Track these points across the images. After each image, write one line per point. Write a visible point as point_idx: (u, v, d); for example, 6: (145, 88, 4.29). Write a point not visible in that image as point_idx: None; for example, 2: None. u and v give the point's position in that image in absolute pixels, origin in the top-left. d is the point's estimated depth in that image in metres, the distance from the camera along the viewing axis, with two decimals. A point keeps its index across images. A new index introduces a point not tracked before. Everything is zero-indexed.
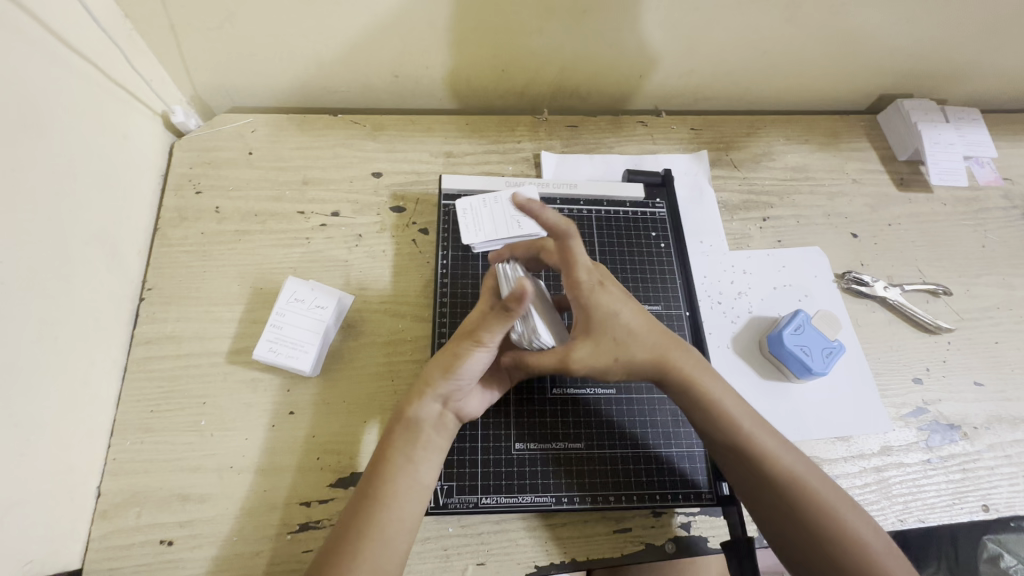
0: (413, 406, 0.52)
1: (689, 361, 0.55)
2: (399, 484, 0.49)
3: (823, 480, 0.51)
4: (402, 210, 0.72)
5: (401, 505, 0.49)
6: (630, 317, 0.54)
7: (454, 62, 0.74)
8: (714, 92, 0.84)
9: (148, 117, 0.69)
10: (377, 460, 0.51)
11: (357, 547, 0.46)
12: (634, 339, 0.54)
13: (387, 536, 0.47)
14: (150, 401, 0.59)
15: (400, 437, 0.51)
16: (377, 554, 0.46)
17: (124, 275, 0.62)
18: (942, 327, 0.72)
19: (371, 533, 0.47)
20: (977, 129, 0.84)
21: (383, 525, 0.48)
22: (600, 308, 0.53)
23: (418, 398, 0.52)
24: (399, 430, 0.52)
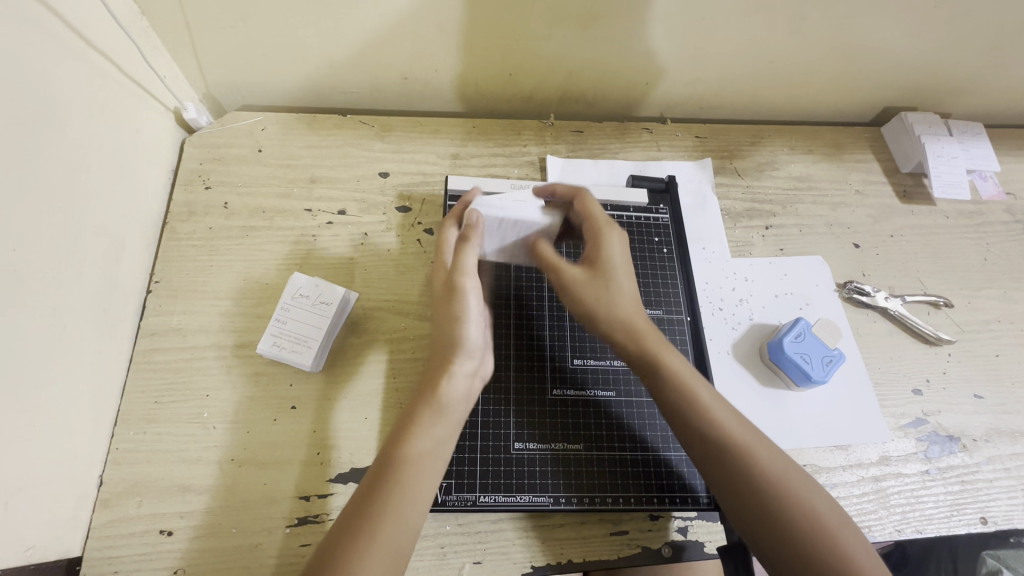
0: (440, 371, 0.52)
1: (661, 337, 0.56)
2: (426, 446, 0.50)
3: (789, 464, 0.50)
4: (408, 210, 0.73)
5: (427, 469, 0.49)
6: (625, 286, 0.58)
7: (462, 65, 0.75)
8: (720, 100, 0.85)
9: (161, 113, 0.71)
10: (402, 424, 0.51)
11: (384, 511, 0.46)
12: (616, 303, 0.57)
13: (414, 499, 0.47)
14: (154, 392, 0.59)
15: (427, 400, 0.51)
16: (405, 517, 0.46)
17: (133, 267, 0.63)
18: (943, 338, 0.72)
19: (400, 496, 0.47)
20: (980, 143, 0.84)
21: (412, 487, 0.48)
22: (599, 264, 0.59)
23: (444, 363, 0.53)
24: (425, 396, 0.52)
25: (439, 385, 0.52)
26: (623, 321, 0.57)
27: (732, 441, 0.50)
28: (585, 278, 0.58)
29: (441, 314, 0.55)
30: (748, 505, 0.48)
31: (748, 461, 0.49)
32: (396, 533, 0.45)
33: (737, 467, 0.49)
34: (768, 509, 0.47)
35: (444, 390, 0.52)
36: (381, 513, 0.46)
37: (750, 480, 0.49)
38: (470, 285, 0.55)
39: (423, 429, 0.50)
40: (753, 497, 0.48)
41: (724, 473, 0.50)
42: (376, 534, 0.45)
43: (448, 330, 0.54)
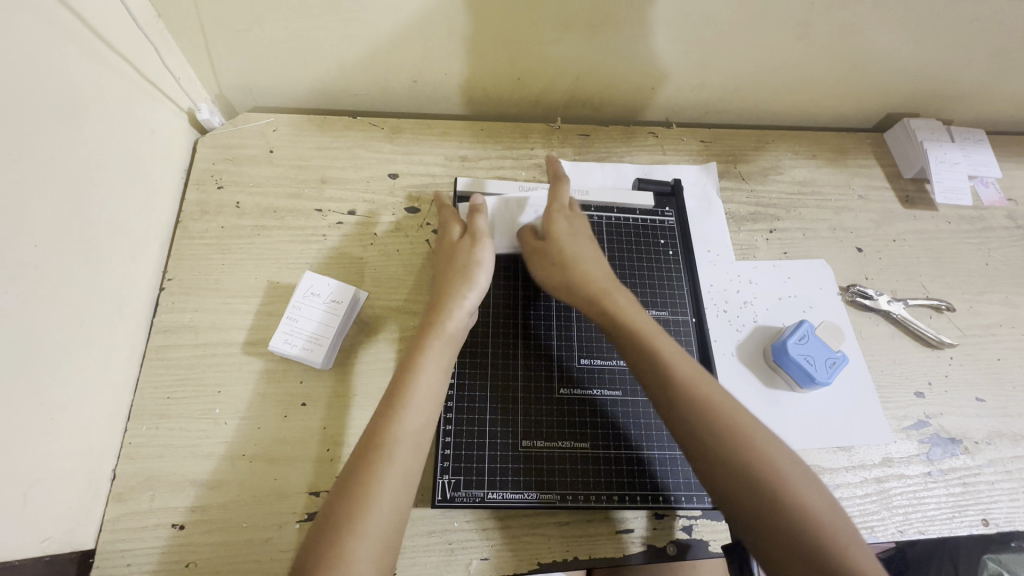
0: (442, 311, 0.59)
1: (623, 297, 0.60)
2: (426, 373, 0.54)
3: (792, 464, 0.48)
4: (417, 211, 0.74)
5: (430, 393, 0.54)
6: (581, 244, 0.64)
7: (471, 69, 0.77)
8: (724, 105, 0.86)
9: (175, 113, 0.72)
10: (408, 358, 0.55)
11: (390, 434, 0.50)
12: (575, 263, 0.63)
13: (419, 419, 0.52)
14: (167, 388, 0.60)
15: (433, 334, 0.57)
16: (412, 435, 0.51)
17: (146, 265, 0.64)
18: (945, 342, 0.73)
19: (404, 418, 0.51)
20: (982, 150, 0.85)
21: (415, 409, 0.52)
22: (555, 225, 0.65)
23: (446, 304, 0.59)
24: (426, 333, 0.57)
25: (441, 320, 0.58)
26: (586, 282, 0.61)
27: (731, 434, 0.49)
28: (543, 246, 0.65)
29: (450, 266, 0.62)
30: (746, 500, 0.46)
31: (747, 456, 0.47)
32: (408, 449, 0.50)
33: (735, 461, 0.47)
34: (767, 506, 0.45)
35: (444, 326, 0.58)
36: (387, 436, 0.50)
37: (747, 474, 0.47)
38: (487, 241, 0.64)
39: (424, 360, 0.55)
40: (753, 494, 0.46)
41: (721, 464, 0.48)
42: (383, 455, 0.49)
43: (451, 277, 0.61)
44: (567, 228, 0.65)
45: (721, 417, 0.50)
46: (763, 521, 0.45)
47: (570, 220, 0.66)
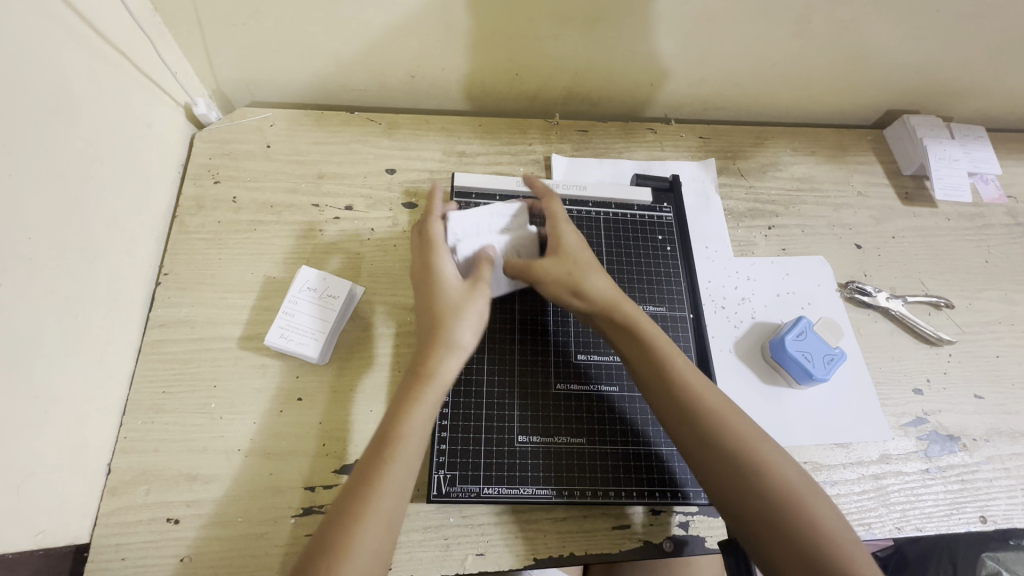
0: (434, 354, 0.53)
1: (634, 310, 0.59)
2: (416, 422, 0.51)
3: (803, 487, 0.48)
4: (414, 206, 0.74)
5: (418, 442, 0.50)
6: (590, 260, 0.61)
7: (469, 65, 0.76)
8: (723, 101, 0.85)
9: (172, 108, 0.72)
10: (398, 398, 0.52)
11: (376, 487, 0.47)
12: (590, 279, 0.59)
13: (406, 471, 0.49)
14: (162, 382, 0.60)
15: (423, 378, 0.52)
16: (397, 488, 0.48)
17: (142, 259, 0.64)
18: (943, 338, 0.72)
19: (391, 471, 0.48)
20: (982, 146, 0.85)
21: (402, 461, 0.49)
22: (564, 239, 0.61)
23: (438, 347, 0.54)
24: (416, 379, 0.53)
25: (433, 362, 0.53)
26: (600, 297, 0.59)
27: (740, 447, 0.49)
28: (557, 261, 0.60)
29: (444, 308, 0.55)
30: (758, 508, 0.47)
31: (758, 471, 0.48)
32: (392, 502, 0.47)
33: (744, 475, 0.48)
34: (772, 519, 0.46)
35: (437, 372, 0.53)
36: (373, 488, 0.47)
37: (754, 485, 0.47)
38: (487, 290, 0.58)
39: (414, 408, 0.51)
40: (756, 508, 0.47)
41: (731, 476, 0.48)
42: (368, 508, 0.46)
43: (446, 318, 0.55)
44: (575, 242, 0.62)
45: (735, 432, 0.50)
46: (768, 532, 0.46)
47: (574, 234, 0.63)
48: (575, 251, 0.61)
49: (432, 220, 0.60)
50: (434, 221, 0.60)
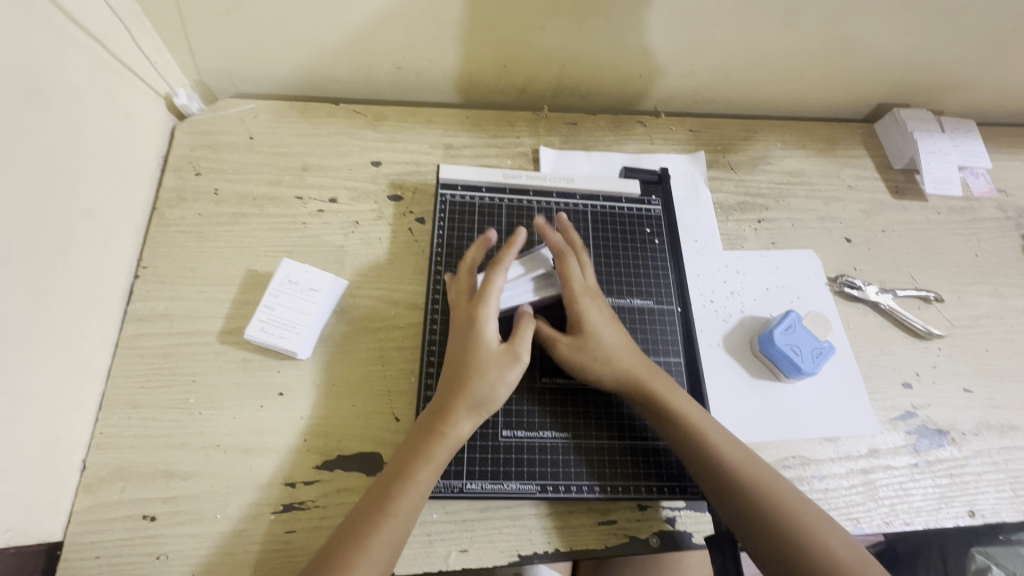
0: (451, 418, 0.53)
1: (661, 382, 0.57)
2: (421, 481, 0.51)
3: (825, 520, 0.50)
4: (400, 199, 0.73)
5: (420, 501, 0.51)
6: (613, 336, 0.59)
7: (456, 56, 0.75)
8: (713, 95, 0.85)
9: (152, 98, 0.70)
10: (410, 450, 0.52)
11: (373, 534, 0.48)
12: (613, 359, 0.57)
13: (403, 526, 0.49)
14: (140, 377, 0.59)
15: (435, 435, 0.52)
16: (393, 541, 0.48)
17: (121, 252, 0.63)
18: (933, 332, 0.72)
19: (390, 522, 0.49)
20: (972, 140, 0.85)
21: (402, 516, 0.49)
22: (585, 316, 0.58)
23: (456, 409, 0.53)
24: (429, 437, 0.52)
25: (446, 420, 0.53)
26: (623, 375, 0.57)
27: (763, 497, 0.51)
28: (577, 345, 0.58)
29: (473, 370, 0.54)
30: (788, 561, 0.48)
31: (784, 516, 0.50)
32: (388, 553, 0.48)
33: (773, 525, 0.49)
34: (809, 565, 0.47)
35: (450, 435, 0.52)
36: (372, 537, 0.48)
37: (784, 535, 0.49)
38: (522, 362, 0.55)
39: (424, 468, 0.51)
40: (792, 557, 0.48)
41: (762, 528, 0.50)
42: (363, 555, 0.47)
43: (470, 380, 0.53)
44: (598, 317, 0.59)
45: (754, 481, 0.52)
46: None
47: (597, 307, 0.60)
48: (598, 329, 0.58)
49: (495, 269, 0.57)
50: (496, 273, 0.57)
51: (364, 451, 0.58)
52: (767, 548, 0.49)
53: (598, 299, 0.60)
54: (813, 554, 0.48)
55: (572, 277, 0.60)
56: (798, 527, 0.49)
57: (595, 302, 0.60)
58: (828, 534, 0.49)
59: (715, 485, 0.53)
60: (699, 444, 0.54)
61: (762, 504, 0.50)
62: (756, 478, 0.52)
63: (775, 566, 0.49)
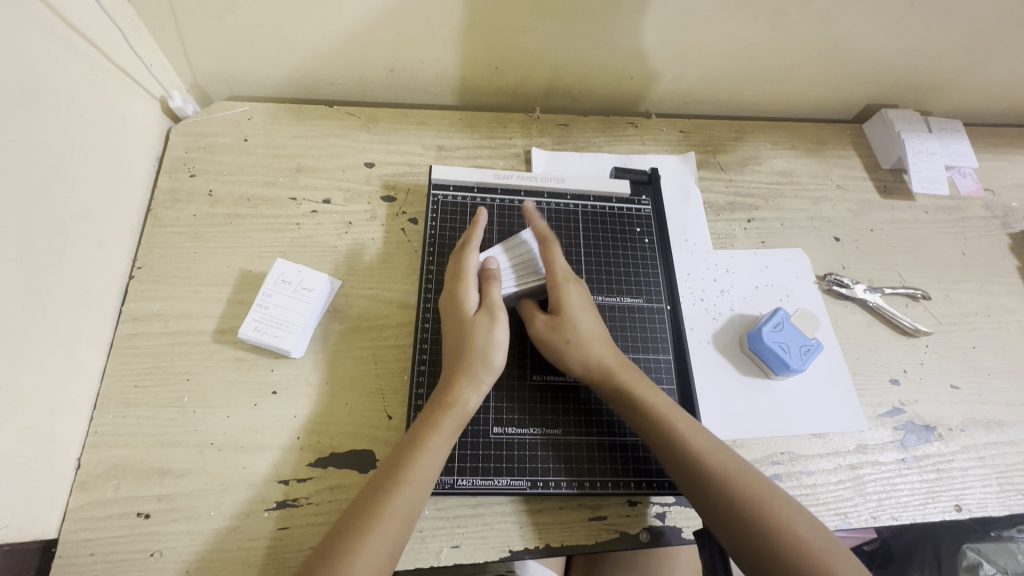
0: (456, 388, 0.54)
1: (631, 372, 0.58)
2: (431, 452, 0.52)
3: (795, 511, 0.49)
4: (393, 200, 0.74)
5: (431, 471, 0.51)
6: (592, 322, 0.60)
7: (448, 58, 0.76)
8: (703, 96, 0.86)
9: (147, 101, 0.71)
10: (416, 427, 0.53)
11: (386, 505, 0.48)
12: (589, 344, 0.58)
13: (416, 496, 0.50)
14: (135, 376, 0.59)
15: (440, 409, 0.53)
16: (406, 510, 0.49)
17: (115, 252, 0.63)
18: (920, 330, 0.73)
19: (401, 491, 0.49)
20: (959, 140, 0.86)
21: (413, 485, 0.50)
22: (566, 299, 0.59)
23: (461, 381, 0.54)
24: (437, 409, 0.54)
25: (451, 395, 0.54)
26: (596, 362, 0.58)
27: (730, 486, 0.50)
28: (554, 326, 0.59)
29: (470, 339, 0.56)
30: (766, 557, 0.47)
31: (753, 505, 0.49)
32: (398, 525, 0.48)
33: (742, 514, 0.49)
34: (779, 555, 0.47)
35: (456, 406, 0.54)
36: (380, 509, 0.48)
37: (752, 525, 0.48)
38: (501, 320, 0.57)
39: (432, 438, 0.52)
40: (768, 554, 0.47)
41: (729, 516, 0.50)
42: (375, 524, 0.47)
43: (468, 348, 0.55)
44: (578, 301, 0.60)
45: (723, 473, 0.51)
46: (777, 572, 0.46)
47: (578, 293, 0.61)
48: (578, 312, 0.59)
49: (466, 249, 0.60)
50: (467, 252, 0.60)
51: (357, 449, 0.58)
52: (737, 537, 0.49)
53: (581, 287, 0.62)
54: (782, 543, 0.47)
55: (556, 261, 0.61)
56: (766, 517, 0.49)
57: (577, 289, 0.61)
58: (799, 525, 0.48)
59: (684, 476, 0.53)
60: (672, 438, 0.54)
61: (731, 494, 0.50)
62: (723, 469, 0.52)
63: (749, 560, 0.48)
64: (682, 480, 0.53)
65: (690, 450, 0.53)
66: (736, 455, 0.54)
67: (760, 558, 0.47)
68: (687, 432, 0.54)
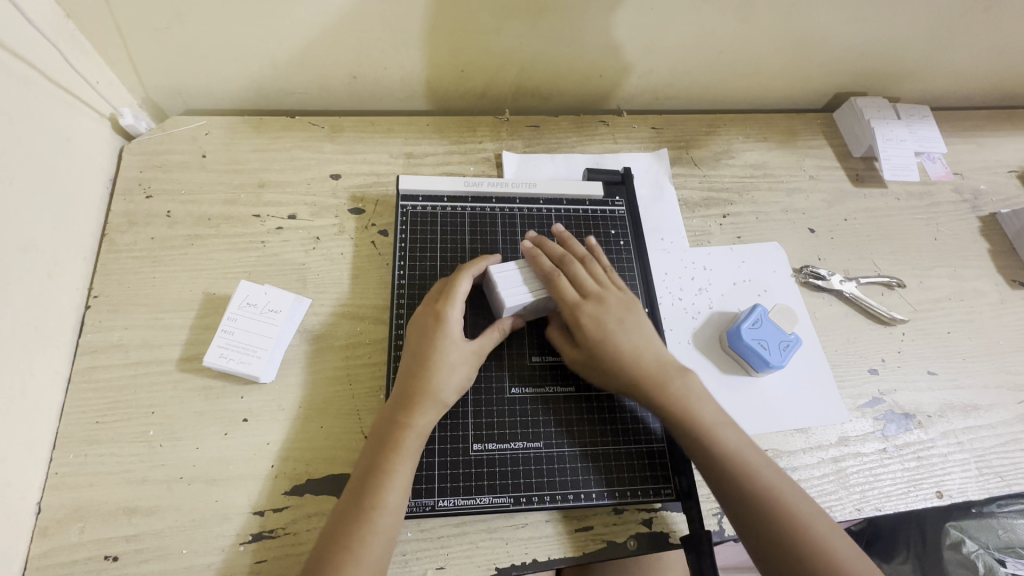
0: (413, 408, 0.53)
1: (678, 379, 0.56)
2: (397, 475, 0.51)
3: (821, 513, 0.51)
4: (361, 212, 0.71)
5: (401, 493, 0.50)
6: (634, 340, 0.57)
7: (411, 62, 0.74)
8: (674, 91, 0.85)
9: (95, 120, 0.67)
10: (378, 450, 0.52)
11: (359, 533, 0.48)
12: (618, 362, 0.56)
13: (389, 521, 0.49)
14: (95, 412, 0.57)
15: (401, 428, 0.52)
16: (383, 535, 0.49)
17: (67, 281, 0.60)
18: (896, 318, 0.73)
19: (372, 518, 0.49)
20: (928, 126, 0.87)
21: (385, 509, 0.49)
22: (610, 317, 0.58)
23: (420, 402, 0.53)
24: (394, 430, 0.52)
25: (412, 412, 0.53)
26: (635, 375, 0.56)
27: (765, 489, 0.51)
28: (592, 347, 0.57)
29: (434, 360, 0.54)
30: (774, 538, 0.49)
31: (769, 496, 0.51)
32: (378, 551, 0.48)
33: (775, 518, 0.50)
34: (780, 534, 0.49)
35: (416, 426, 0.53)
36: (357, 539, 0.48)
37: (788, 533, 0.49)
38: (470, 365, 0.56)
39: (395, 459, 0.51)
40: (774, 535, 0.49)
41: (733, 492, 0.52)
42: (353, 551, 0.47)
43: (429, 372, 0.54)
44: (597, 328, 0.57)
45: (759, 475, 0.52)
46: (779, 546, 0.49)
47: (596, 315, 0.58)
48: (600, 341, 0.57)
49: (458, 275, 0.59)
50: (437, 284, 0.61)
51: (334, 473, 0.57)
52: (749, 524, 0.51)
53: (602, 307, 0.58)
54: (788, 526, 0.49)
55: (564, 294, 0.58)
56: (800, 523, 0.49)
57: (594, 313, 0.58)
58: (820, 523, 0.50)
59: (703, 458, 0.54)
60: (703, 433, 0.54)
61: (759, 489, 0.51)
62: (749, 457, 0.53)
63: (759, 540, 0.50)
64: (710, 478, 0.53)
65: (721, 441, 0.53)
66: (760, 452, 0.54)
67: (772, 552, 0.49)
68: (732, 440, 0.54)
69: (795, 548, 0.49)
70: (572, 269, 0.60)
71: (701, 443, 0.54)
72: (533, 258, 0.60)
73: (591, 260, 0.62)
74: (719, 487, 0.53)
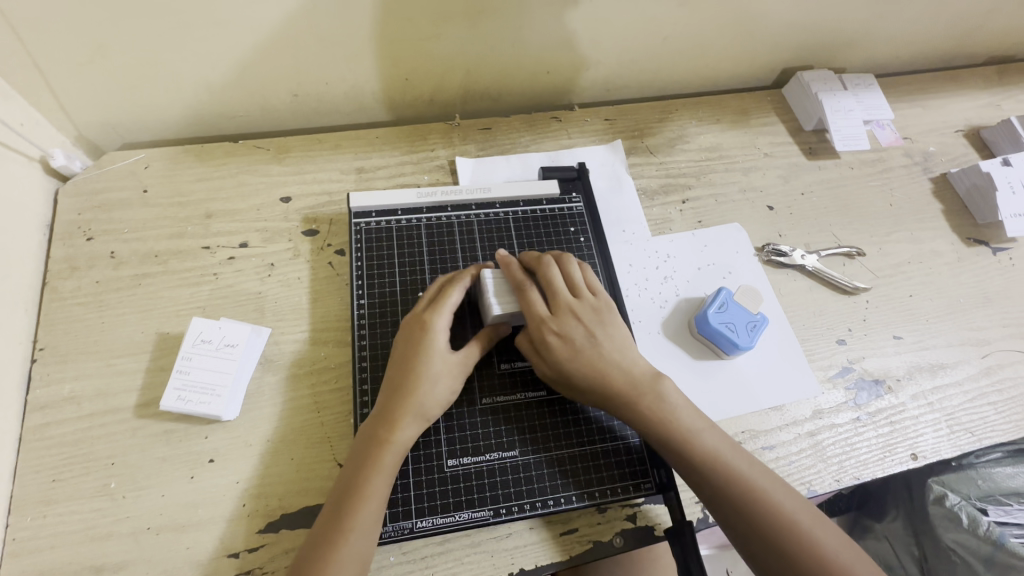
0: (392, 423, 0.52)
1: (650, 390, 0.55)
2: (372, 493, 0.49)
3: (806, 507, 0.51)
4: (315, 233, 0.70)
5: (376, 512, 0.49)
6: (603, 352, 0.56)
7: (353, 76, 0.72)
8: (624, 81, 0.85)
9: (25, 164, 0.64)
10: (356, 466, 0.50)
11: (331, 555, 0.46)
12: (586, 378, 0.56)
13: (363, 541, 0.48)
14: (51, 470, 0.54)
15: (378, 445, 0.51)
16: (356, 556, 0.47)
17: (8, 337, 0.58)
18: (859, 287, 0.74)
19: (346, 538, 0.47)
20: (874, 94, 0.88)
21: (358, 530, 0.48)
22: (577, 330, 0.57)
23: (399, 417, 0.52)
24: (372, 447, 0.51)
25: (391, 427, 0.52)
26: (608, 390, 0.55)
27: (747, 488, 0.51)
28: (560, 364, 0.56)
29: (415, 371, 0.53)
30: (763, 539, 0.49)
31: (753, 497, 0.51)
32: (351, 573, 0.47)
33: (759, 516, 0.50)
34: (767, 535, 0.49)
35: (395, 442, 0.51)
36: (329, 562, 0.46)
37: (775, 533, 0.49)
38: (452, 377, 0.55)
39: (372, 477, 0.50)
40: (762, 536, 0.49)
41: (717, 498, 0.52)
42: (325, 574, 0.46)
43: (410, 383, 0.53)
44: (564, 346, 0.56)
45: (740, 476, 0.52)
46: (768, 546, 0.49)
47: (562, 331, 0.56)
48: (567, 358, 0.56)
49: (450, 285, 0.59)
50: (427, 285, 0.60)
51: (309, 505, 0.55)
52: (736, 527, 0.51)
53: (569, 322, 0.57)
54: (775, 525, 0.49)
55: (530, 308, 0.57)
56: (784, 518, 0.50)
57: (561, 330, 0.56)
58: (806, 517, 0.50)
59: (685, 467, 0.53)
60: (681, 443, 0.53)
61: (743, 492, 0.51)
62: (730, 459, 0.53)
63: (748, 541, 0.50)
64: (694, 484, 0.53)
65: (701, 449, 0.53)
66: (741, 451, 0.54)
67: (761, 551, 0.49)
68: (710, 443, 0.53)
69: (784, 546, 0.49)
70: (545, 279, 0.59)
71: (680, 450, 0.53)
72: (505, 267, 0.60)
73: (567, 266, 0.61)
74: (704, 494, 0.53)
